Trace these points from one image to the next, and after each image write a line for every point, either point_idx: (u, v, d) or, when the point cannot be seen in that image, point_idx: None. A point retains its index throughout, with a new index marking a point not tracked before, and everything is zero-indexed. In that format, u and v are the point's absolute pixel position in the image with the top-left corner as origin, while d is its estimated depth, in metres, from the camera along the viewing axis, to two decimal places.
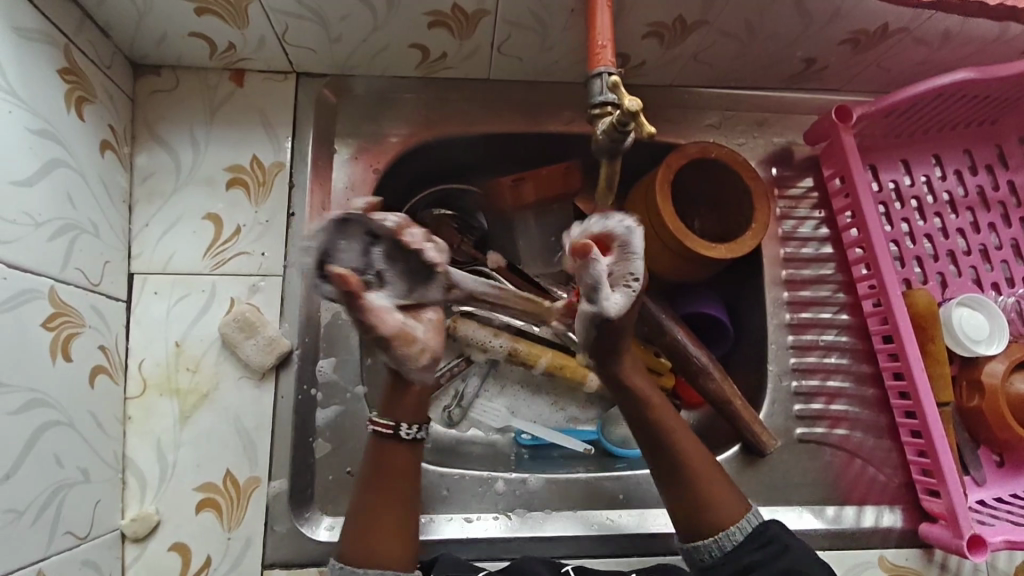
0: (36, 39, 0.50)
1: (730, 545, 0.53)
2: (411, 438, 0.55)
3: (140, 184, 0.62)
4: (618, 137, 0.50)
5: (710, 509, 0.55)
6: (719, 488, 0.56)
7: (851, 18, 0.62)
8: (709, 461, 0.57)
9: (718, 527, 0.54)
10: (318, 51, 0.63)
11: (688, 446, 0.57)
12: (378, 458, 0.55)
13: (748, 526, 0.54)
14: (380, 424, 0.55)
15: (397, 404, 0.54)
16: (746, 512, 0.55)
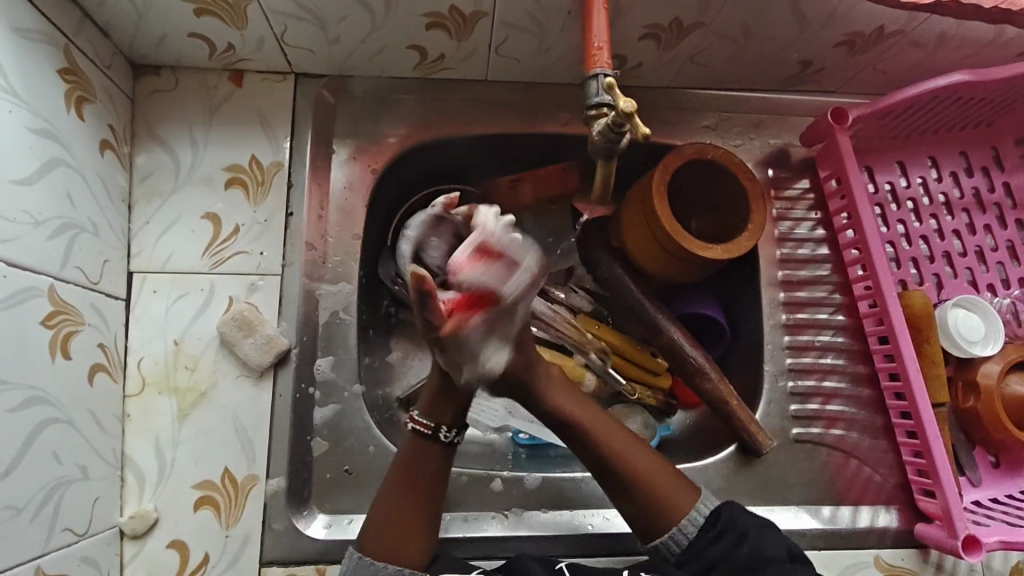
0: (36, 39, 0.50)
1: (684, 539, 0.54)
2: (448, 440, 0.57)
3: (139, 183, 0.63)
4: (614, 137, 0.50)
5: (661, 507, 0.55)
6: (668, 485, 0.56)
7: (846, 20, 0.63)
8: (652, 461, 0.57)
9: (669, 524, 0.54)
10: (316, 52, 0.64)
11: (627, 450, 0.57)
12: (411, 458, 0.56)
13: (699, 517, 0.54)
14: (422, 424, 0.56)
15: (441, 406, 0.56)
16: (696, 503, 0.55)
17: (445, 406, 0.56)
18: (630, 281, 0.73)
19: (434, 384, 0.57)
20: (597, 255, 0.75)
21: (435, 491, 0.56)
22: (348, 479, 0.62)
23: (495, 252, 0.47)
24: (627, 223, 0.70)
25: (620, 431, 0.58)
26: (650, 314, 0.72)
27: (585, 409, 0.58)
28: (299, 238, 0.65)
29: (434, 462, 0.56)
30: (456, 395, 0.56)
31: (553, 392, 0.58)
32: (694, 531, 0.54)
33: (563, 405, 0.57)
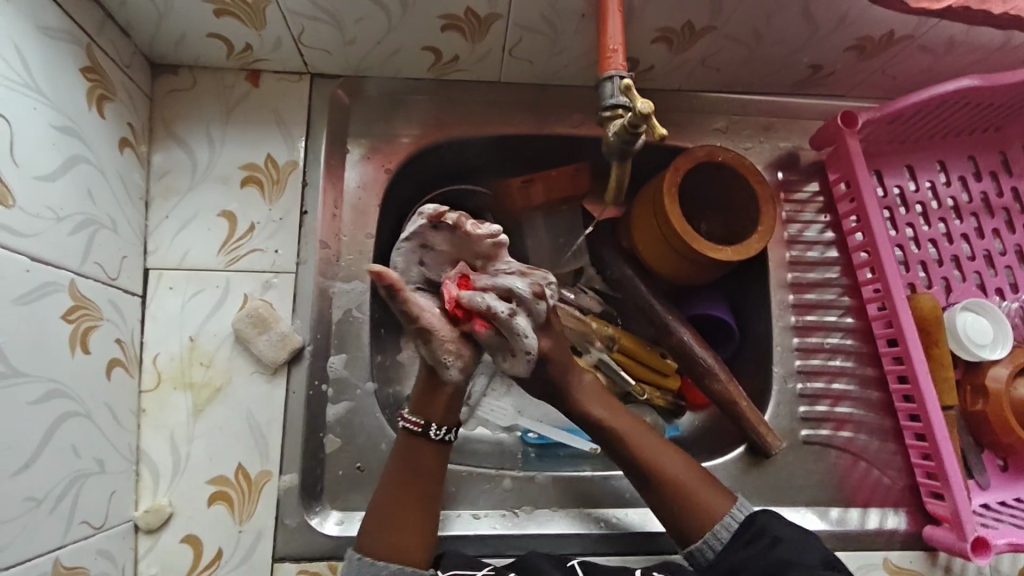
0: (60, 38, 0.51)
1: (719, 543, 0.54)
2: (439, 439, 0.56)
3: (157, 181, 0.63)
4: (629, 138, 0.51)
5: (696, 514, 0.56)
6: (701, 490, 0.57)
7: (857, 25, 0.63)
8: (688, 469, 0.58)
9: (704, 529, 0.55)
10: (332, 53, 0.65)
11: (663, 457, 0.58)
12: (406, 457, 0.56)
13: (734, 522, 0.55)
14: (411, 422, 0.56)
15: (429, 404, 0.56)
16: (731, 508, 0.56)
17: (432, 403, 0.56)
18: (639, 283, 0.74)
19: (421, 379, 0.57)
20: (608, 255, 0.75)
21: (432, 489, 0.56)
22: (359, 476, 0.63)
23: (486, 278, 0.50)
24: (637, 224, 0.71)
25: (656, 439, 0.59)
26: (659, 315, 0.73)
27: (621, 418, 0.59)
28: (314, 236, 0.65)
29: (427, 459, 0.56)
30: (447, 392, 0.55)
31: (590, 400, 0.59)
32: (728, 536, 0.54)
33: (602, 415, 0.59)
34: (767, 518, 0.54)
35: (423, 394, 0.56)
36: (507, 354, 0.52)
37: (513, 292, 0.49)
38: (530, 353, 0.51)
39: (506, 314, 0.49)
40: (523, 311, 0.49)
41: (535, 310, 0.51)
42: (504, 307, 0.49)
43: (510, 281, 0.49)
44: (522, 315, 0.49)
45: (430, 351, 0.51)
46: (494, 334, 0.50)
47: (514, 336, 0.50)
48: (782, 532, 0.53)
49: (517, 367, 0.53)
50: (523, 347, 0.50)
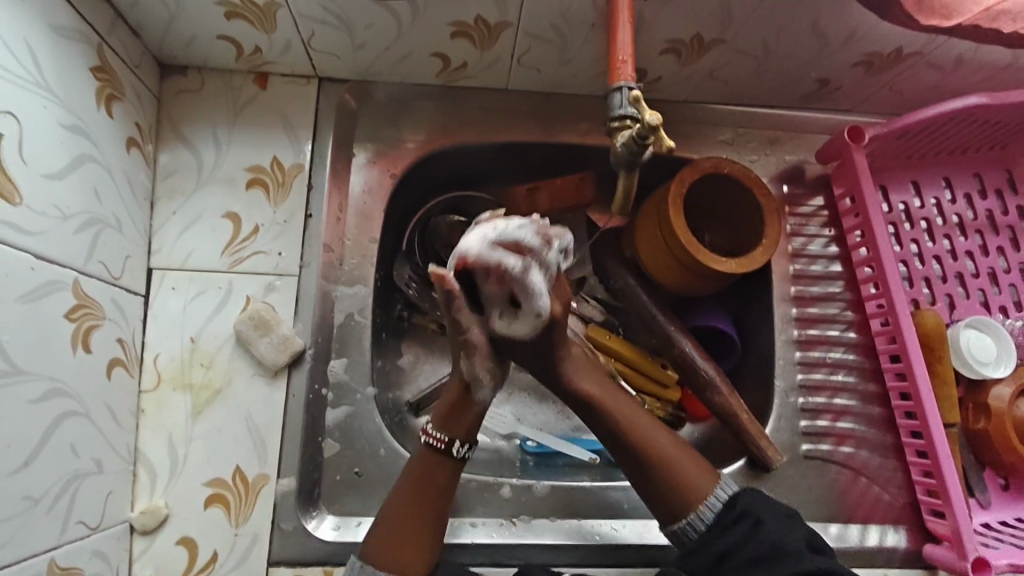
0: (71, 37, 0.51)
1: (702, 524, 0.54)
2: (460, 456, 0.57)
3: (162, 181, 0.63)
4: (637, 149, 0.51)
5: (680, 491, 0.55)
6: (686, 469, 0.56)
7: (866, 41, 0.64)
8: (674, 446, 0.57)
9: (688, 509, 0.55)
10: (341, 57, 0.65)
11: (648, 433, 0.57)
12: (419, 470, 0.56)
13: (717, 503, 0.55)
14: (436, 438, 0.57)
15: (456, 420, 0.57)
16: (715, 487, 0.55)
17: (460, 419, 0.57)
18: (642, 292, 0.73)
19: (449, 396, 0.57)
20: (612, 265, 0.75)
21: (439, 507, 0.56)
22: (357, 481, 0.62)
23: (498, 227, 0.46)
24: (641, 235, 0.71)
25: (642, 416, 0.58)
26: (661, 326, 0.73)
27: (606, 391, 0.58)
28: (318, 239, 0.65)
29: (441, 476, 0.56)
30: (475, 409, 0.57)
31: (576, 373, 0.57)
32: (712, 517, 0.54)
33: (586, 388, 0.57)
34: (747, 497, 0.55)
35: (450, 412, 0.57)
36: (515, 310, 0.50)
37: (523, 245, 0.46)
38: (541, 314, 0.50)
39: (518, 269, 0.46)
40: (535, 266, 0.47)
41: (545, 262, 0.48)
42: (517, 263, 0.46)
43: (523, 232, 0.46)
44: (536, 269, 0.47)
45: (469, 365, 0.54)
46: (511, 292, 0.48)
47: (526, 294, 0.48)
48: (764, 514, 0.53)
49: (521, 327, 0.51)
50: (536, 307, 0.49)
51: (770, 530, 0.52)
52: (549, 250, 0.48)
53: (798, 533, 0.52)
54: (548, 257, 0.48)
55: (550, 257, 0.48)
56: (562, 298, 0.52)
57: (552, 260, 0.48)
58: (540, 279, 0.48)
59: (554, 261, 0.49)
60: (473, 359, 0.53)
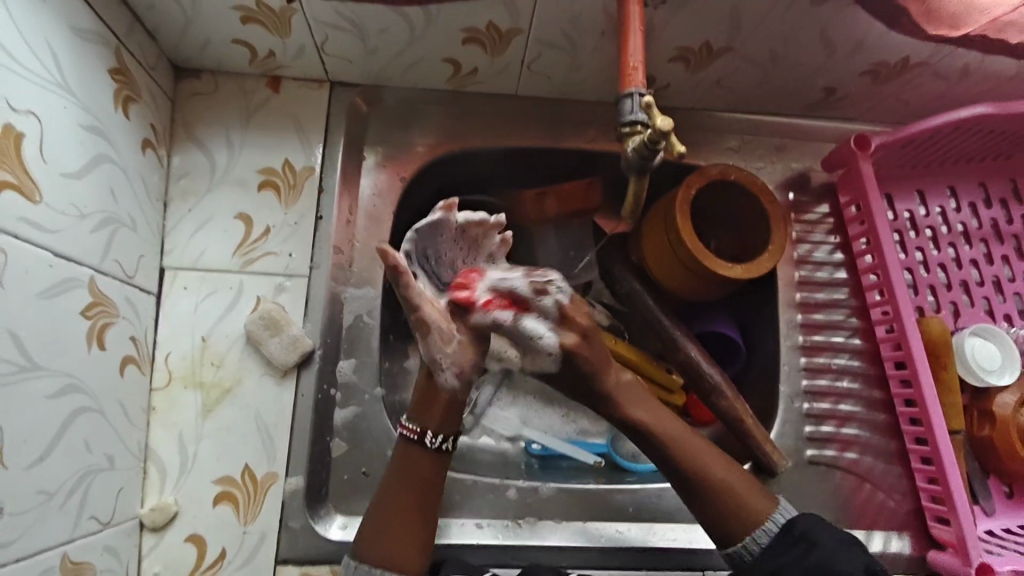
0: (90, 40, 0.52)
1: (757, 548, 0.53)
2: (434, 447, 0.57)
3: (176, 182, 0.64)
4: (647, 155, 0.51)
5: (738, 514, 0.54)
6: (741, 491, 0.55)
7: (873, 50, 0.64)
8: (726, 468, 0.56)
9: (745, 532, 0.54)
10: (353, 62, 0.66)
11: (700, 453, 0.56)
12: (407, 466, 0.56)
13: (774, 526, 0.53)
14: (408, 429, 0.57)
15: (427, 408, 0.57)
16: (772, 510, 0.54)
17: (430, 409, 0.57)
18: (647, 296, 0.74)
19: (421, 386, 0.58)
20: (617, 270, 0.75)
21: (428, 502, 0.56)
22: (364, 481, 0.63)
23: (494, 275, 0.53)
24: (648, 239, 0.72)
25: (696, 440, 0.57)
26: (667, 331, 0.73)
27: (659, 416, 0.57)
28: (327, 241, 0.66)
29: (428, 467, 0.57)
30: (452, 399, 0.57)
31: (627, 402, 0.56)
32: (769, 540, 0.53)
33: (641, 416, 0.56)
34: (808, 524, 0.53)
35: (424, 402, 0.58)
36: (530, 352, 0.54)
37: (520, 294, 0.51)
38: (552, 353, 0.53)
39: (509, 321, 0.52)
40: (526, 314, 0.52)
41: (543, 308, 0.52)
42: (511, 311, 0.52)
43: (512, 284, 0.51)
44: (526, 319, 0.52)
45: (428, 347, 0.54)
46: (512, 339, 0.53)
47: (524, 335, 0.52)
48: (819, 539, 0.51)
49: (542, 363, 0.54)
50: (543, 349, 0.52)
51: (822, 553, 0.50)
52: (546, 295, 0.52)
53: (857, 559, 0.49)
54: (545, 304, 0.52)
55: (546, 300, 0.52)
56: (575, 329, 0.53)
57: (550, 304, 0.52)
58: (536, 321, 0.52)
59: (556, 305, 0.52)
60: (430, 338, 0.53)
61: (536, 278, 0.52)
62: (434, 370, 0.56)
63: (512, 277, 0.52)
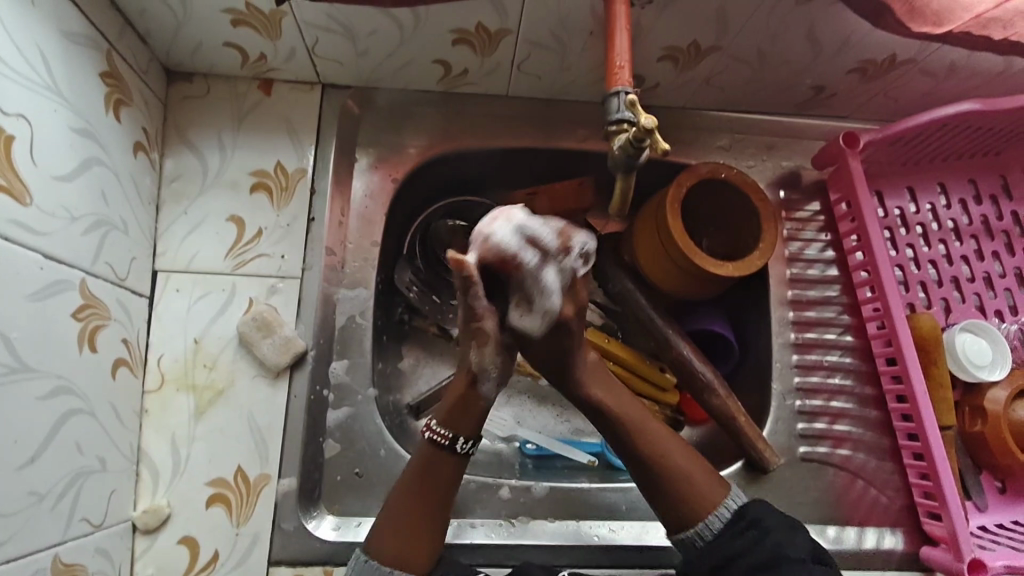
0: (80, 42, 0.52)
1: (710, 534, 0.54)
2: (464, 452, 0.56)
3: (167, 185, 0.64)
4: (633, 153, 0.51)
5: (688, 500, 0.55)
6: (696, 478, 0.56)
7: (860, 48, 0.65)
8: (682, 455, 0.57)
9: (698, 517, 0.54)
10: (345, 64, 0.66)
11: (657, 438, 0.57)
12: (424, 466, 0.56)
13: (728, 513, 0.54)
14: (438, 434, 0.56)
15: (460, 416, 0.55)
16: (725, 498, 0.55)
17: (463, 417, 0.55)
18: (641, 297, 0.73)
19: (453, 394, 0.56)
20: (610, 270, 0.75)
21: (441, 503, 0.56)
22: (357, 481, 0.63)
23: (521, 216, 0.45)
24: (640, 238, 0.72)
25: (656, 426, 0.57)
26: (660, 330, 0.73)
27: (619, 400, 0.57)
28: (320, 243, 0.66)
29: (432, 463, 0.56)
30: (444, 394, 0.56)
31: (591, 379, 0.57)
32: (722, 526, 0.54)
33: (602, 398, 0.57)
34: (758, 509, 0.54)
35: (453, 410, 0.56)
36: (527, 308, 0.48)
37: (546, 245, 0.45)
38: (550, 312, 0.48)
39: (534, 264, 0.45)
40: (552, 264, 0.46)
41: (563, 265, 0.47)
42: (534, 257, 0.45)
43: (538, 228, 0.46)
44: (550, 268, 0.46)
45: (480, 356, 0.51)
46: (519, 291, 0.47)
47: (539, 291, 0.47)
48: (772, 524, 0.52)
49: (532, 322, 0.48)
50: (546, 304, 0.47)
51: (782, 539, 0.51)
52: (570, 255, 0.47)
53: (804, 544, 0.51)
54: (567, 262, 0.47)
55: (568, 260, 0.47)
56: (576, 303, 0.50)
57: (571, 265, 0.47)
58: (555, 279, 0.47)
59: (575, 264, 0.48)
60: (483, 348, 0.51)
61: (566, 234, 0.47)
62: (474, 379, 0.54)
63: (535, 222, 0.46)
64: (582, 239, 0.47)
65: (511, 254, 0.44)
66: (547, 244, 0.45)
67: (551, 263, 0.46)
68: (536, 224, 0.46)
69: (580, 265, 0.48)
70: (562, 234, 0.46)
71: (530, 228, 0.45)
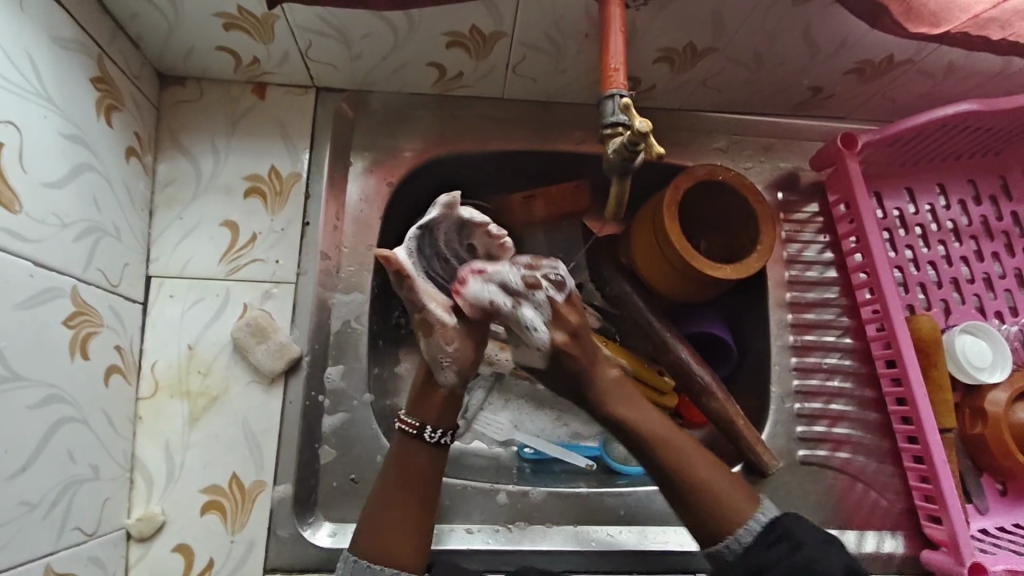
0: (70, 47, 0.52)
1: (739, 547, 0.52)
2: (433, 441, 0.56)
3: (161, 190, 0.64)
4: (628, 156, 0.50)
5: (716, 514, 0.53)
6: (723, 491, 0.54)
7: (858, 49, 0.64)
8: (708, 467, 0.55)
9: (727, 531, 0.53)
10: (339, 67, 0.66)
11: (685, 451, 0.56)
12: (407, 467, 0.56)
13: (757, 526, 0.53)
14: (406, 423, 0.56)
15: (424, 403, 0.56)
16: (754, 511, 0.54)
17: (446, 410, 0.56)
18: (637, 297, 0.74)
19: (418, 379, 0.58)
20: (608, 272, 0.76)
21: (429, 499, 0.55)
22: (353, 488, 0.62)
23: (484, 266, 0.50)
24: (636, 240, 0.71)
25: (680, 439, 0.56)
26: (657, 332, 0.73)
27: (644, 416, 0.57)
28: (314, 247, 0.66)
29: (427, 467, 0.56)
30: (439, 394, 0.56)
31: (615, 401, 0.57)
32: (751, 539, 0.52)
33: (626, 416, 0.56)
34: (790, 523, 0.53)
35: (419, 396, 0.57)
36: (519, 343, 0.55)
37: (513, 287, 0.51)
38: (541, 347, 0.54)
39: (510, 308, 0.51)
40: (526, 304, 0.52)
41: (538, 300, 0.53)
42: (508, 302, 0.51)
43: (508, 274, 0.51)
44: (526, 307, 0.52)
45: (429, 344, 0.53)
46: (507, 328, 0.54)
47: (523, 329, 0.53)
48: (805, 538, 0.51)
49: (530, 356, 0.57)
50: (535, 342, 0.54)
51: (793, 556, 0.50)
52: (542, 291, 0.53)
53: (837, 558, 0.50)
54: (539, 298, 0.53)
55: (540, 295, 0.53)
56: (566, 328, 0.55)
57: (546, 298, 0.53)
58: (533, 315, 0.53)
59: (548, 295, 0.53)
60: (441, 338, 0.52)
61: (534, 271, 0.52)
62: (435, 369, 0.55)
63: (504, 268, 0.51)
64: (548, 272, 0.53)
65: (490, 305, 0.50)
66: (516, 286, 0.51)
67: (527, 303, 0.52)
68: (503, 270, 0.51)
69: (552, 293, 0.53)
70: (529, 272, 0.52)
71: (497, 276, 0.50)
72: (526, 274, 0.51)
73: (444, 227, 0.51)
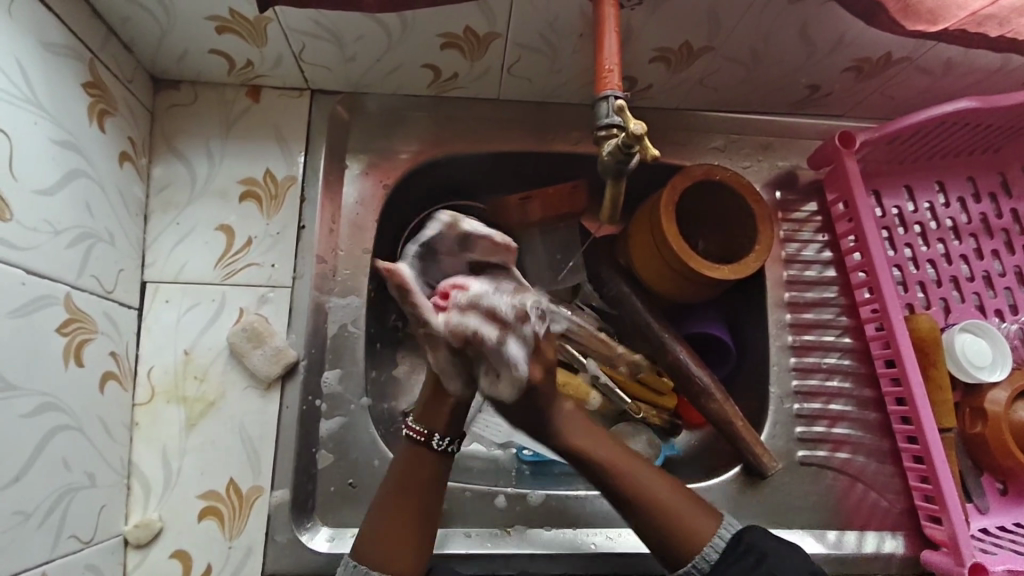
0: (60, 53, 0.51)
1: (706, 565, 0.51)
2: (441, 448, 0.56)
3: (156, 194, 0.64)
4: (624, 158, 0.51)
5: (677, 534, 0.52)
6: (683, 511, 0.53)
7: (855, 47, 0.64)
8: (665, 488, 0.54)
9: (691, 551, 0.52)
10: (333, 69, 0.65)
11: (641, 474, 0.54)
12: (409, 471, 0.55)
13: (721, 542, 0.52)
14: (414, 430, 0.56)
15: (432, 411, 0.56)
16: (718, 528, 0.53)
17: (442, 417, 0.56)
18: (637, 299, 0.73)
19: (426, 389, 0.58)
20: (607, 274, 0.74)
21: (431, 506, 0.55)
22: (352, 492, 0.62)
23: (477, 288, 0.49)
24: (634, 240, 0.71)
25: (634, 461, 0.55)
26: (654, 332, 0.72)
27: (595, 441, 0.55)
28: (310, 250, 0.65)
29: (425, 471, 0.56)
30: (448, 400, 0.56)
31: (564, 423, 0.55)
32: (716, 557, 0.51)
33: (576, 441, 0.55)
34: (756, 536, 0.53)
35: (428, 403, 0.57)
36: (494, 375, 0.51)
37: (500, 314, 0.49)
38: (518, 381, 0.51)
39: (493, 340, 0.48)
40: (512, 337, 0.49)
41: (524, 334, 0.50)
42: (492, 332, 0.48)
43: (496, 300, 0.49)
44: (511, 341, 0.49)
45: (436, 360, 0.53)
46: (484, 361, 0.50)
47: (504, 364, 0.50)
48: (766, 547, 0.52)
49: (501, 391, 0.52)
50: (512, 374, 0.50)
51: (774, 560, 0.51)
52: (527, 325, 0.51)
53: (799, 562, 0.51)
54: (525, 332, 0.50)
55: (527, 330, 0.50)
56: (542, 363, 0.53)
57: (531, 333, 0.51)
58: (517, 350, 0.50)
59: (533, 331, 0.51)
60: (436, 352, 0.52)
61: (518, 301, 0.51)
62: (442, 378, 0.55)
63: (492, 293, 0.50)
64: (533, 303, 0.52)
65: (472, 333, 0.48)
66: (505, 315, 0.49)
67: (512, 337, 0.49)
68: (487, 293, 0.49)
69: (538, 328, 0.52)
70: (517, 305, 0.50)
71: (484, 302, 0.49)
72: (513, 305, 0.50)
73: (444, 243, 0.51)
